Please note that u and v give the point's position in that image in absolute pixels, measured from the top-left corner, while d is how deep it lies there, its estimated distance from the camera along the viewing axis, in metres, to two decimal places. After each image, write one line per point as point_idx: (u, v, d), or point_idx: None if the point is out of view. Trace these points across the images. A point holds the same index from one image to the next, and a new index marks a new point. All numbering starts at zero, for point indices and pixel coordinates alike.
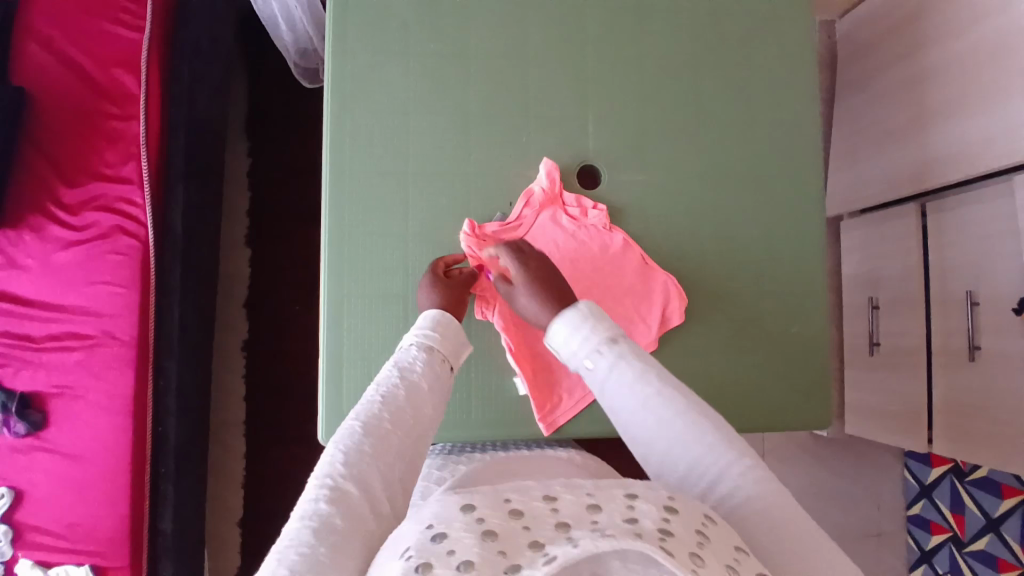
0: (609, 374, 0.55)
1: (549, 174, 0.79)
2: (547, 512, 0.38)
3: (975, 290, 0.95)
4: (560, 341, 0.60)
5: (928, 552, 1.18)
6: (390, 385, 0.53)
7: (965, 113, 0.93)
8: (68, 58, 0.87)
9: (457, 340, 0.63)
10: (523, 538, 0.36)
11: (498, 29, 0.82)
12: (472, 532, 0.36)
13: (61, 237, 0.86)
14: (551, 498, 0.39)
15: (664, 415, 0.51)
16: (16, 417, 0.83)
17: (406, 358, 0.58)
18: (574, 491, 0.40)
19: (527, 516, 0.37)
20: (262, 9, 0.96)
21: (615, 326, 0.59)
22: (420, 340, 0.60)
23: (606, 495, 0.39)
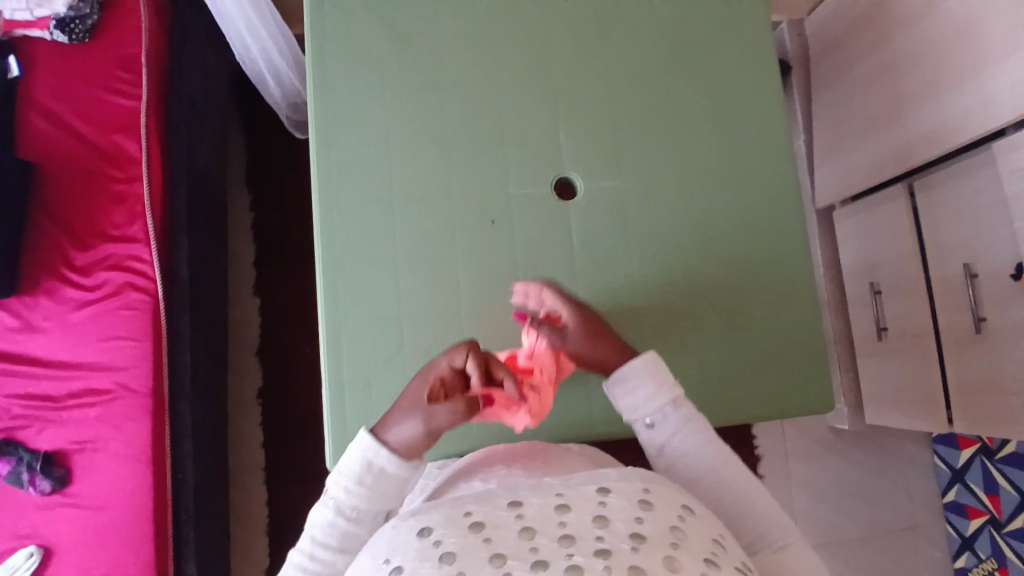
0: (676, 433, 0.63)
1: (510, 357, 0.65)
2: (512, 519, 0.47)
3: (973, 264, 0.93)
4: (623, 394, 0.65)
5: (968, 538, 1.15)
6: (319, 533, 0.54)
7: (938, 91, 0.94)
8: (73, 129, 0.93)
9: (401, 475, 0.54)
10: (482, 553, 0.44)
11: (467, 57, 0.86)
12: (434, 551, 0.45)
13: (75, 298, 0.90)
14: (515, 507, 0.48)
15: (726, 474, 0.61)
16: (40, 475, 0.85)
17: (345, 489, 0.54)
18: (542, 497, 0.49)
19: (487, 528, 0.46)
20: (250, 68, 1.01)
21: (675, 387, 0.65)
22: (365, 463, 0.54)
23: (574, 495, 0.48)
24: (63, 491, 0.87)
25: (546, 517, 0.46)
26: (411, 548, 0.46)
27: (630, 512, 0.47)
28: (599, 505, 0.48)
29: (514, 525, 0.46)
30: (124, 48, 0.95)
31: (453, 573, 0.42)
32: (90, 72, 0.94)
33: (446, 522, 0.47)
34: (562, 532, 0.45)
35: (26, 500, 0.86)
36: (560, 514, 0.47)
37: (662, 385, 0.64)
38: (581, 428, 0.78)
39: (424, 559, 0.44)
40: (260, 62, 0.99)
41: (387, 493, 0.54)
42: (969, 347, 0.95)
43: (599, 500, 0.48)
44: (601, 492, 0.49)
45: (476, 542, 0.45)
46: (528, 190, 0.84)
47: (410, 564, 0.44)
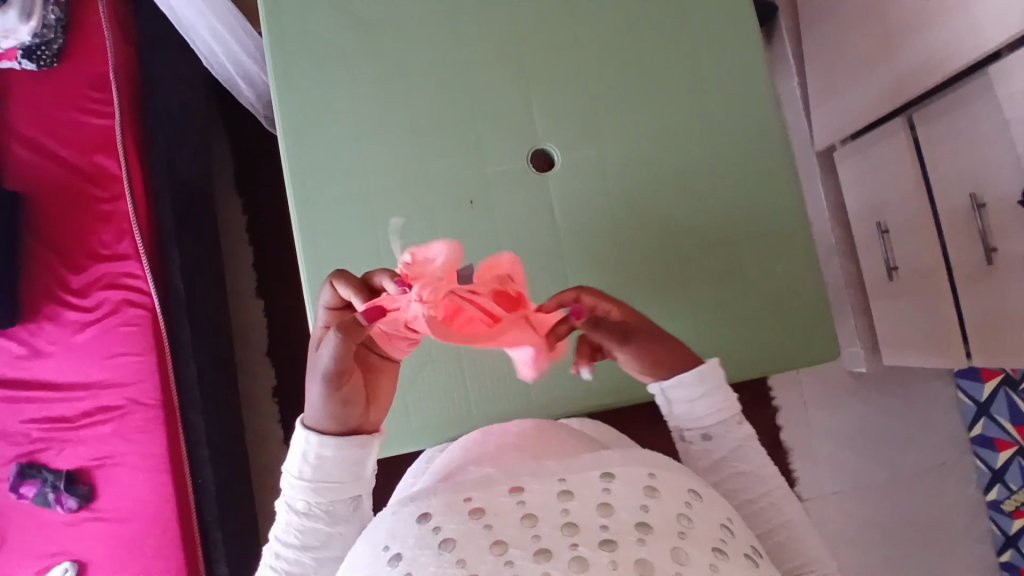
0: (732, 450, 0.60)
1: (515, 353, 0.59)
2: (514, 505, 0.46)
3: (978, 193, 0.89)
4: (680, 402, 0.61)
5: (998, 471, 1.12)
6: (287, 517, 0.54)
7: (928, 15, 0.89)
8: (54, 154, 0.94)
9: (342, 459, 0.55)
10: (482, 541, 0.43)
11: (428, 38, 0.84)
12: (433, 539, 0.44)
13: (77, 320, 0.92)
14: (516, 494, 0.47)
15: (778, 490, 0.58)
16: (65, 493, 0.88)
17: (298, 470, 0.55)
18: (544, 483, 0.48)
19: (487, 516, 0.45)
20: (219, 71, 1.01)
21: (732, 403, 0.62)
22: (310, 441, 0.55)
23: (578, 482, 0.48)
24: (89, 506, 0.90)
25: (549, 505, 0.46)
26: (409, 536, 0.45)
27: (635, 500, 0.46)
28: (603, 492, 0.47)
29: (515, 512, 0.45)
30: (94, 68, 0.95)
31: (454, 562, 0.42)
32: (62, 95, 0.94)
33: (446, 509, 0.47)
34: (564, 520, 0.44)
35: (55, 518, 0.90)
36: (563, 501, 0.46)
37: (725, 397, 0.61)
38: (580, 402, 0.78)
39: (423, 547, 0.44)
40: (227, 64, 0.98)
41: (336, 480, 0.55)
42: (981, 279, 0.91)
43: (603, 485, 0.47)
44: (605, 477, 0.48)
45: (476, 530, 0.44)
46: (504, 167, 0.82)
47: (409, 553, 0.44)
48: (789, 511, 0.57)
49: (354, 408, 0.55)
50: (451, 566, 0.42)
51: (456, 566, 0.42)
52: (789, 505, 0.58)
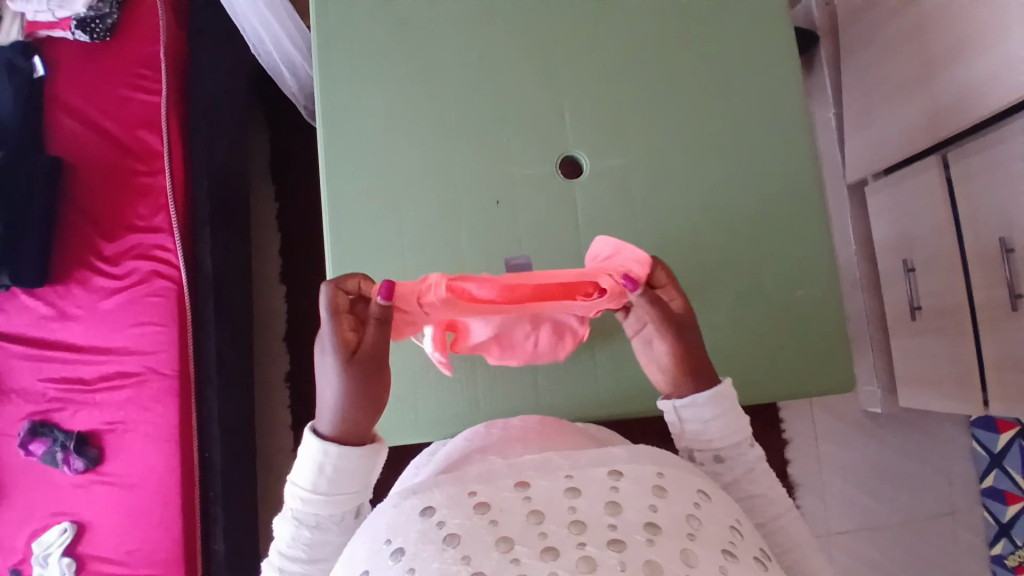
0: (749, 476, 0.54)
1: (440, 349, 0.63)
2: (519, 500, 0.43)
3: (1008, 237, 0.88)
4: (692, 422, 0.55)
5: (1006, 525, 1.10)
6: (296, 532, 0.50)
7: (969, 55, 0.89)
8: (98, 126, 0.97)
9: (353, 474, 0.50)
10: (487, 537, 0.40)
11: (469, 40, 0.85)
12: (436, 533, 0.42)
13: (105, 286, 0.95)
14: (522, 488, 0.44)
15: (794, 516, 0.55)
16: (74, 455, 0.90)
17: (308, 485, 0.49)
18: (550, 479, 0.45)
19: (492, 511, 0.43)
20: (264, 59, 1.03)
21: (742, 421, 0.56)
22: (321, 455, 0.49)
23: (583, 477, 0.45)
24: (97, 469, 0.91)
25: (555, 501, 0.43)
26: (412, 529, 0.43)
27: (643, 499, 0.43)
28: (611, 490, 0.44)
29: (521, 507, 0.42)
30: (146, 47, 0.98)
31: (459, 559, 0.39)
32: (112, 70, 0.98)
33: (449, 502, 0.44)
34: (572, 516, 0.42)
35: (63, 479, 0.91)
36: (570, 498, 0.43)
37: (736, 417, 0.55)
38: (588, 409, 0.78)
39: (426, 542, 0.41)
40: (272, 52, 1.00)
41: (345, 496, 0.50)
42: (1005, 326, 0.90)
43: (611, 484, 0.45)
44: (612, 475, 0.45)
45: (481, 526, 0.41)
46: (532, 170, 0.83)
47: (412, 548, 0.41)
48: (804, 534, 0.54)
49: (372, 413, 0.50)
50: (455, 563, 0.39)
51: (461, 563, 0.39)
52: (803, 528, 0.54)
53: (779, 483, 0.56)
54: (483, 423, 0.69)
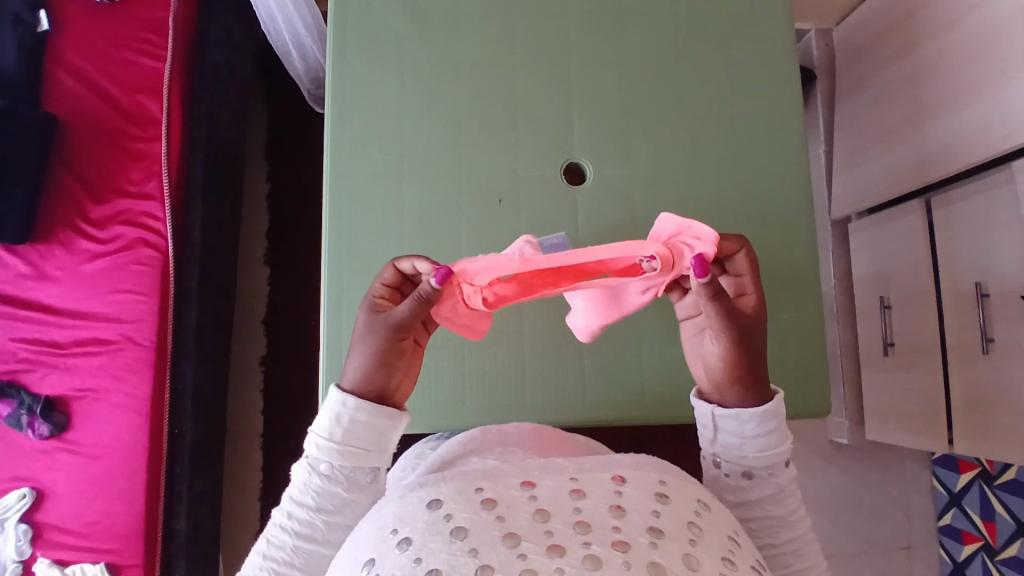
0: (772, 494, 0.55)
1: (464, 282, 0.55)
2: (525, 500, 0.47)
3: (983, 282, 0.91)
4: (730, 432, 0.56)
5: (960, 564, 1.13)
6: (308, 478, 0.52)
7: (963, 105, 0.92)
8: (98, 87, 0.95)
9: (371, 431, 0.53)
10: (495, 532, 0.44)
11: (485, 38, 0.86)
12: (445, 525, 0.45)
13: (87, 250, 0.92)
14: (527, 488, 0.48)
15: (806, 539, 0.56)
16: (40, 419, 0.87)
17: (327, 430, 0.53)
18: (554, 481, 0.49)
19: (499, 507, 0.46)
20: (275, 39, 1.03)
21: (785, 443, 0.56)
22: (343, 402, 0.53)
23: (588, 482, 0.48)
24: (62, 437, 0.89)
25: (560, 502, 0.46)
26: (419, 520, 0.46)
27: (646, 505, 0.47)
28: (615, 494, 0.48)
29: (527, 507, 0.46)
30: (156, 13, 0.97)
31: (466, 551, 0.42)
32: (120, 32, 0.96)
33: (456, 496, 0.47)
34: (577, 518, 0.45)
35: (26, 442, 0.89)
36: (575, 500, 0.47)
37: (775, 435, 0.55)
38: (572, 411, 0.78)
39: (434, 533, 0.44)
40: (284, 32, 1.00)
41: (361, 452, 0.53)
42: (975, 367, 0.93)
43: (615, 488, 0.48)
44: (617, 482, 0.49)
45: (488, 521, 0.44)
46: (537, 173, 0.84)
47: (419, 538, 0.44)
48: (810, 557, 0.55)
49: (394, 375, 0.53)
50: (463, 555, 0.42)
51: (468, 555, 0.42)
52: (810, 550, 0.56)
53: (804, 509, 0.57)
54: (479, 427, 0.71)
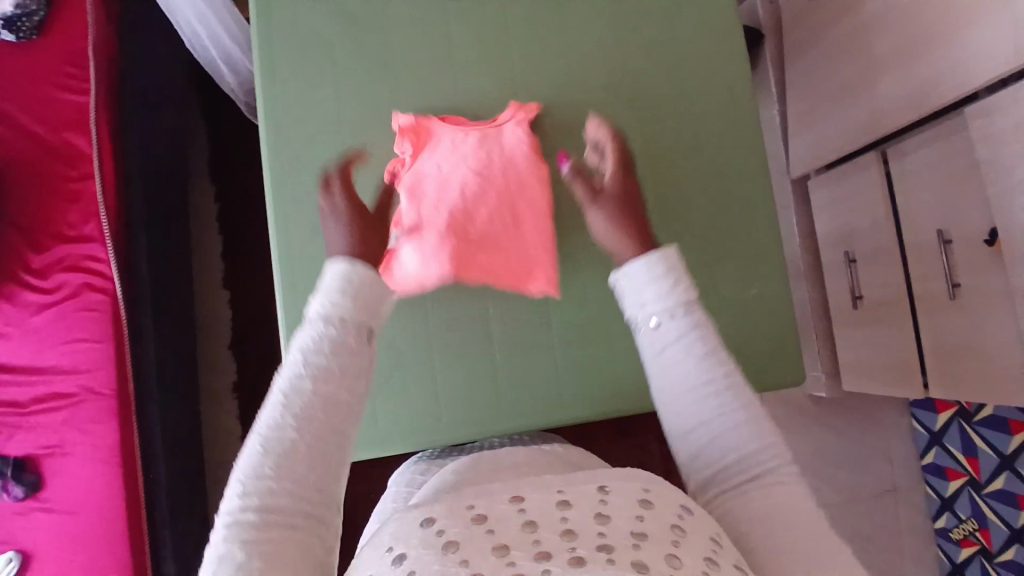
0: None
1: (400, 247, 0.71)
2: (516, 512, 0.44)
3: (945, 229, 0.92)
4: None
5: (947, 500, 1.16)
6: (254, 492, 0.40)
7: (911, 54, 0.92)
8: (24, 128, 0.91)
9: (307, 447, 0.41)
10: (485, 543, 0.42)
11: (419, 37, 0.81)
12: (435, 540, 0.42)
13: (34, 302, 0.89)
14: (517, 501, 0.45)
15: None
16: (12, 481, 0.85)
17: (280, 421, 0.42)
18: (543, 492, 0.46)
19: (489, 521, 0.44)
20: (200, 53, 0.98)
21: None
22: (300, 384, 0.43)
23: (575, 491, 0.46)
24: (37, 496, 0.86)
25: (549, 512, 0.44)
26: (413, 536, 0.43)
27: (629, 511, 0.44)
28: (600, 502, 0.45)
29: (517, 518, 0.44)
30: (75, 42, 0.93)
31: (458, 563, 0.40)
32: (39, 67, 0.91)
33: (448, 513, 0.45)
34: (564, 527, 0.43)
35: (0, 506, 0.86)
36: (562, 510, 0.44)
37: (722, 374, 0.49)
38: (551, 416, 0.77)
39: (427, 547, 0.42)
40: (210, 47, 0.95)
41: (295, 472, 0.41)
42: (944, 314, 0.94)
43: (600, 496, 0.45)
44: (602, 490, 0.46)
45: (479, 534, 0.42)
46: None
47: (413, 553, 0.42)
48: None
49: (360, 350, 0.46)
50: (454, 566, 0.40)
51: (460, 565, 0.40)
52: None
53: None
54: (469, 456, 0.70)
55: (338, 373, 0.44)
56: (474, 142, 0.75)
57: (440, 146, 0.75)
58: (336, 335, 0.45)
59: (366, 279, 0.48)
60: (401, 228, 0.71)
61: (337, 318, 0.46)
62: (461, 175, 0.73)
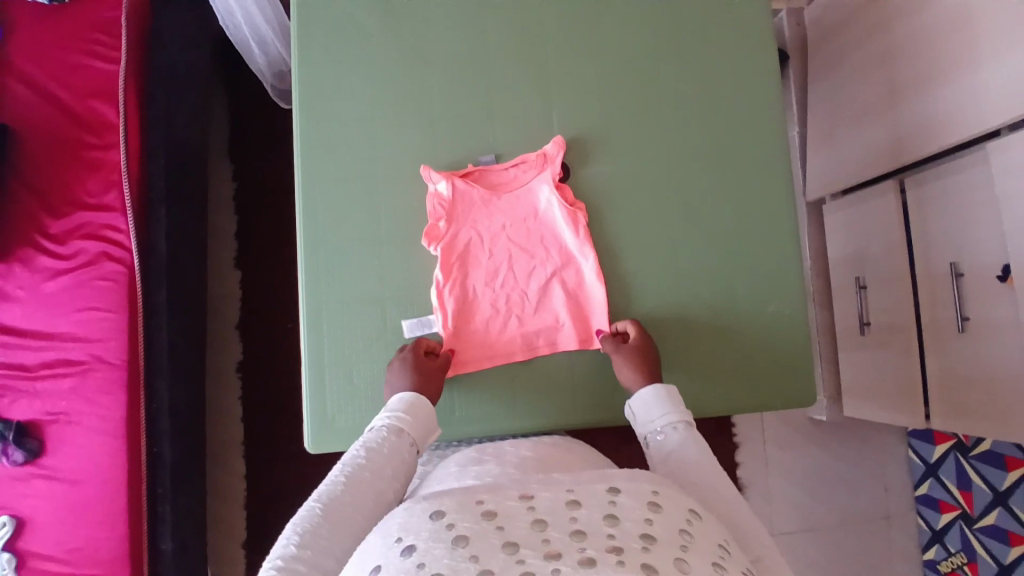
0: None
1: (439, 290, 0.76)
2: (524, 509, 0.44)
3: (958, 262, 0.93)
4: None
5: (939, 531, 1.17)
6: (335, 483, 0.57)
7: (938, 87, 0.92)
8: (49, 94, 0.90)
9: (371, 468, 0.58)
10: (495, 540, 0.41)
11: (455, 30, 0.81)
12: (446, 536, 0.42)
13: (48, 267, 0.88)
14: (526, 499, 0.45)
15: None
16: (13, 446, 0.84)
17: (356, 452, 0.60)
18: (553, 491, 0.45)
19: (499, 517, 0.43)
20: (232, 34, 0.98)
21: None
22: (374, 436, 0.61)
23: (585, 490, 0.45)
24: (37, 462, 0.86)
25: (557, 511, 0.44)
26: (423, 529, 0.43)
27: (638, 513, 0.44)
28: (609, 504, 0.44)
29: (526, 516, 0.43)
30: (106, 13, 0.93)
31: (467, 558, 0.40)
32: (69, 33, 0.91)
33: (458, 507, 0.45)
34: (574, 528, 0.42)
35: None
36: (571, 510, 0.44)
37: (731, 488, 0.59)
38: (562, 420, 0.78)
39: (436, 541, 0.42)
40: (243, 27, 0.95)
41: (365, 476, 0.57)
42: (951, 346, 0.95)
43: (608, 498, 0.45)
44: (611, 490, 0.46)
45: (488, 529, 0.42)
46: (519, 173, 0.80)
47: (422, 545, 0.42)
48: None
49: (405, 431, 0.63)
50: (464, 561, 0.40)
51: (470, 561, 0.40)
52: None
53: None
54: (475, 448, 0.72)
55: (390, 466, 0.59)
56: (504, 202, 0.79)
57: (476, 210, 0.78)
58: (393, 435, 0.62)
59: (423, 404, 0.65)
60: (447, 290, 0.76)
61: (399, 425, 0.62)
62: (492, 228, 0.78)
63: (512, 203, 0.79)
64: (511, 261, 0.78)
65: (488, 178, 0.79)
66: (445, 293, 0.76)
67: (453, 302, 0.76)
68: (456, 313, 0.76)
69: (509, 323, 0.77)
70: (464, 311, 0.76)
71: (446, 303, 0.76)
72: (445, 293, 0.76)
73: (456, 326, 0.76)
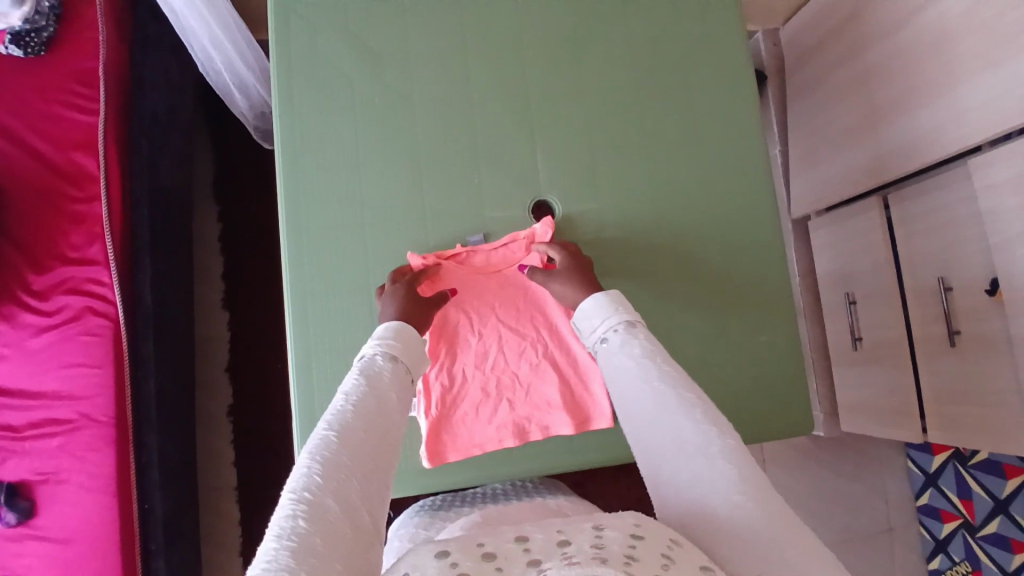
0: None
1: (425, 384, 0.73)
2: (520, 551, 0.41)
3: (946, 277, 0.93)
4: None
5: (942, 541, 1.17)
6: (332, 420, 0.46)
7: (917, 104, 0.93)
8: (31, 148, 0.90)
9: (373, 402, 0.49)
10: None
11: (436, 72, 0.81)
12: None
13: (34, 323, 0.87)
14: (523, 540, 0.42)
15: None
16: (4, 508, 0.83)
17: (350, 385, 0.51)
18: (546, 532, 0.43)
19: (499, 559, 0.40)
20: (212, 79, 0.97)
21: None
22: (366, 363, 0.54)
23: (575, 528, 0.43)
24: (28, 523, 0.84)
25: (552, 548, 0.41)
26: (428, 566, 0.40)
27: (622, 540, 0.40)
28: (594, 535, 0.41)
29: (524, 556, 0.40)
30: (85, 62, 0.92)
31: None
32: (48, 85, 0.91)
33: (462, 550, 0.42)
34: (565, 557, 0.39)
35: None
36: (561, 545, 0.41)
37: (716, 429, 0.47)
38: (558, 462, 0.77)
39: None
40: (224, 74, 0.95)
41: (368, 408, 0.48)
42: (943, 360, 0.95)
43: (593, 531, 0.42)
44: (596, 526, 0.43)
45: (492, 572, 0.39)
46: (505, 212, 0.80)
47: None
48: None
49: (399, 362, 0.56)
50: None
51: None
52: None
53: None
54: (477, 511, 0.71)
55: (396, 394, 0.52)
56: (493, 283, 0.76)
57: (464, 295, 0.75)
58: (374, 390, 0.51)
59: (409, 332, 0.59)
60: (433, 382, 0.73)
61: (391, 353, 0.55)
62: (480, 309, 0.75)
63: (499, 284, 0.76)
64: (501, 342, 0.75)
65: (474, 259, 0.76)
66: (431, 382, 0.73)
67: (441, 393, 0.73)
68: (443, 403, 0.73)
69: (499, 409, 0.74)
70: (454, 398, 0.74)
71: (433, 394, 0.73)
72: (432, 382, 0.73)
73: (444, 416, 0.73)
